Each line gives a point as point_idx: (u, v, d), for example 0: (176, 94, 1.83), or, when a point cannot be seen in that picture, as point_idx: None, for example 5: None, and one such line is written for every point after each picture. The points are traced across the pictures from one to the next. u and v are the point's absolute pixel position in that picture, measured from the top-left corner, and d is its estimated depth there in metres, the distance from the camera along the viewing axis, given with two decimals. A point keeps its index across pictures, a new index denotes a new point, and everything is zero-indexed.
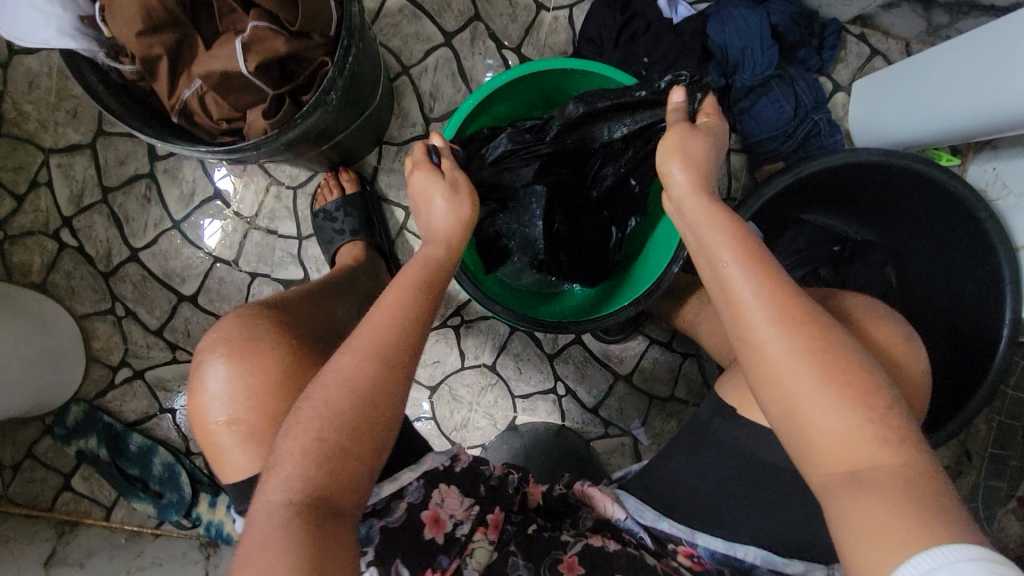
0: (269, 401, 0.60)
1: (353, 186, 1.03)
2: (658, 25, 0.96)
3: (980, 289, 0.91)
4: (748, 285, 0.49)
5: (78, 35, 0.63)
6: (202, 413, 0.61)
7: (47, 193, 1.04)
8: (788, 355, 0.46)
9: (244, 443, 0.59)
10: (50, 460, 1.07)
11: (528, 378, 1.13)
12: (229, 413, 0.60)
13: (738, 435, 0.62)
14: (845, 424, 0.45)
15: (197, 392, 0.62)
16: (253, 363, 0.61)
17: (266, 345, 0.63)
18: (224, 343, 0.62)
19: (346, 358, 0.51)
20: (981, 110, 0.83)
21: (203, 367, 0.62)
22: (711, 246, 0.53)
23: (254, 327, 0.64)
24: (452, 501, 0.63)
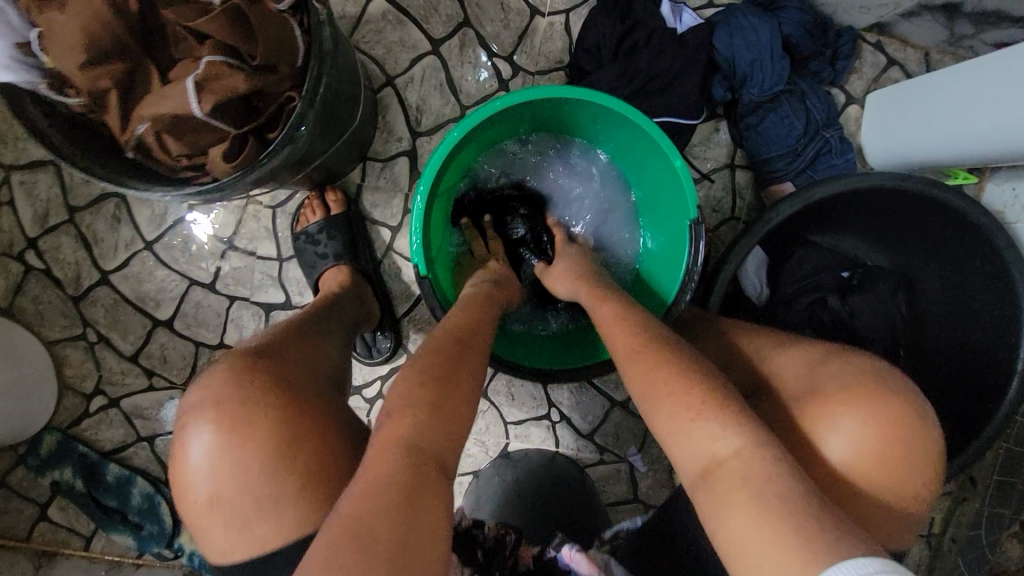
0: (254, 481, 0.51)
1: (338, 207, 0.97)
2: (660, 34, 0.89)
3: (996, 320, 0.86)
4: (706, 421, 0.51)
5: (16, 65, 0.56)
6: (184, 485, 0.53)
7: (10, 213, 0.98)
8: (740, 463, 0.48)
9: (232, 517, 0.51)
10: (26, 490, 1.03)
11: (521, 403, 1.09)
12: (217, 484, 0.51)
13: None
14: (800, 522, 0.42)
15: (178, 464, 0.54)
16: (247, 425, 0.52)
17: (252, 406, 0.53)
18: (211, 406, 0.53)
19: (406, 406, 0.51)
20: (1007, 135, 0.77)
21: (185, 434, 0.53)
22: (643, 380, 0.57)
23: (248, 379, 0.54)
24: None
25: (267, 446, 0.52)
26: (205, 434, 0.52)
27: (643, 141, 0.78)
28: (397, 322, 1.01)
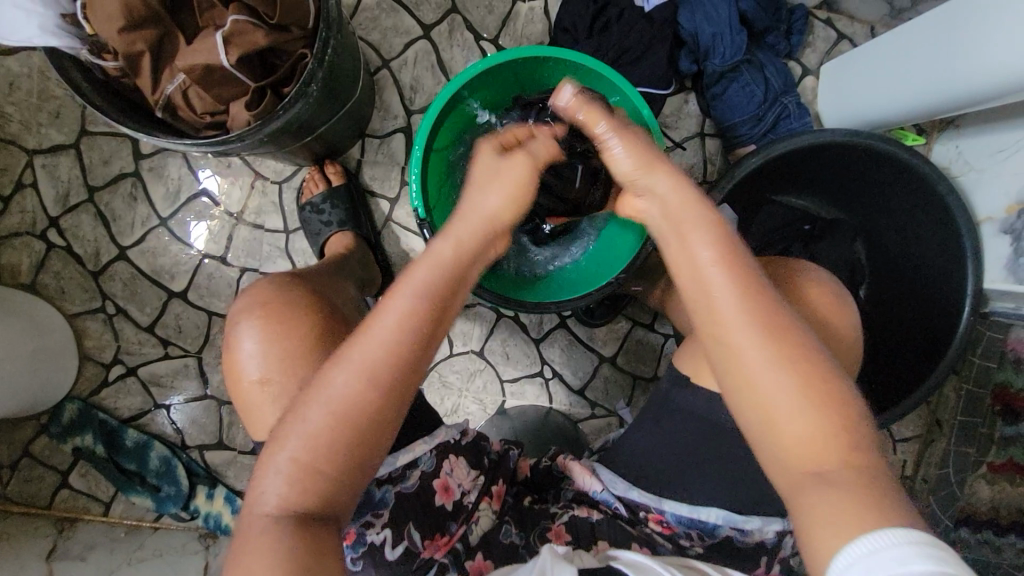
0: (296, 361, 0.62)
1: (340, 179, 1.04)
2: (630, 13, 0.99)
3: (945, 263, 0.95)
4: (728, 291, 0.53)
5: (61, 32, 0.64)
6: (233, 370, 0.64)
7: (33, 194, 1.05)
8: (753, 347, 0.51)
9: (273, 403, 0.62)
10: (47, 458, 1.08)
11: (515, 362, 1.16)
12: (261, 373, 0.63)
13: (697, 401, 0.68)
14: (813, 419, 0.49)
15: (231, 356, 0.65)
16: (279, 334, 0.63)
17: (293, 308, 0.65)
18: (257, 307, 0.65)
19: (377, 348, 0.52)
20: (942, 89, 0.86)
21: (236, 329, 0.65)
22: (691, 252, 0.57)
23: (282, 295, 0.67)
24: (461, 472, 0.67)
25: (304, 342, 0.63)
26: (253, 330, 0.64)
27: (614, 97, 0.87)
28: None
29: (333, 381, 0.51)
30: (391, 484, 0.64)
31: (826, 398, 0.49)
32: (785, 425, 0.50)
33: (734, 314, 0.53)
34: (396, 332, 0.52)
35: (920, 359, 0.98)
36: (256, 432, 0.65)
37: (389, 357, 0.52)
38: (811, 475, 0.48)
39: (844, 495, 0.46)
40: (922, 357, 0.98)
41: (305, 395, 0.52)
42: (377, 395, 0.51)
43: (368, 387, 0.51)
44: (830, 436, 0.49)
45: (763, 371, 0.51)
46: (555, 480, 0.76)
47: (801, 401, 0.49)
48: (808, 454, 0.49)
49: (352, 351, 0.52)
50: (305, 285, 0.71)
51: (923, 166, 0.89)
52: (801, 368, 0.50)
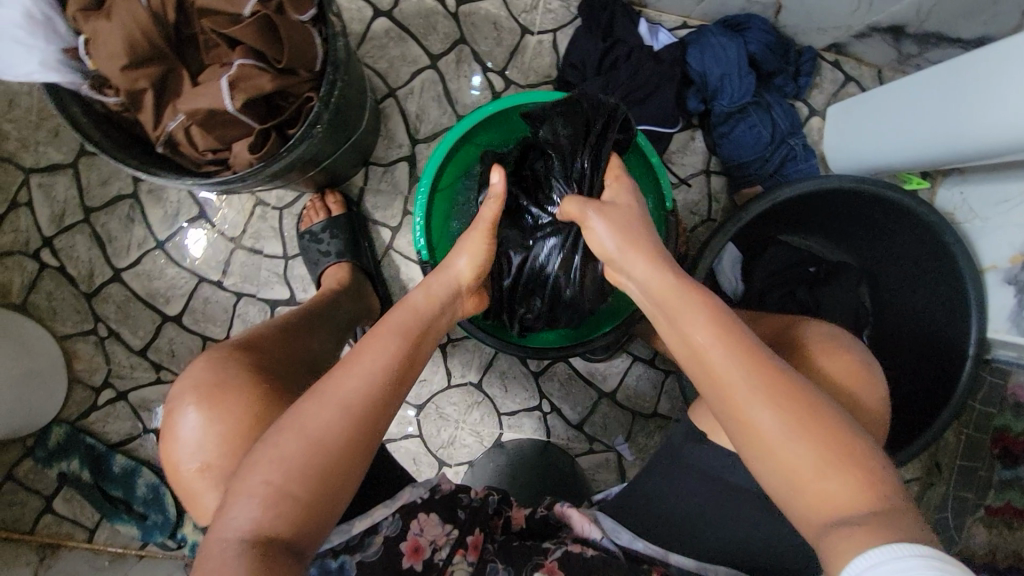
0: (240, 438, 0.60)
1: (340, 208, 1.03)
2: (639, 51, 0.99)
3: (949, 313, 0.94)
4: (727, 357, 0.53)
5: (62, 68, 0.63)
6: (174, 456, 0.62)
7: (28, 214, 1.04)
8: (772, 420, 0.50)
9: (216, 488, 0.59)
10: (31, 483, 1.05)
11: (513, 396, 1.14)
12: (202, 460, 0.60)
13: (708, 458, 0.65)
14: (844, 482, 0.47)
15: (170, 438, 0.63)
16: (222, 407, 0.61)
17: (231, 382, 0.63)
18: (195, 389, 0.63)
19: (350, 381, 0.52)
20: (954, 139, 0.85)
21: (177, 414, 0.63)
22: (686, 321, 0.57)
23: (224, 370, 0.65)
24: (433, 530, 0.64)
25: (247, 417, 0.61)
26: (194, 411, 0.62)
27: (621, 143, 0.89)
28: None
29: (311, 413, 0.50)
30: (350, 553, 0.62)
31: (838, 450, 0.48)
32: (813, 482, 0.48)
33: (734, 373, 0.52)
34: (368, 371, 0.53)
35: (927, 406, 0.96)
36: (201, 519, 0.62)
37: (367, 394, 0.52)
38: (839, 525, 0.46)
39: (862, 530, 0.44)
40: (926, 406, 0.96)
41: (285, 424, 0.50)
42: (354, 427, 0.50)
43: (345, 419, 0.50)
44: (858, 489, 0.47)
45: (782, 442, 0.49)
46: (552, 530, 0.71)
47: (827, 462, 0.48)
48: (838, 507, 0.47)
49: (337, 386, 0.52)
50: (250, 355, 0.69)
51: (932, 217, 0.89)
52: (820, 431, 0.49)
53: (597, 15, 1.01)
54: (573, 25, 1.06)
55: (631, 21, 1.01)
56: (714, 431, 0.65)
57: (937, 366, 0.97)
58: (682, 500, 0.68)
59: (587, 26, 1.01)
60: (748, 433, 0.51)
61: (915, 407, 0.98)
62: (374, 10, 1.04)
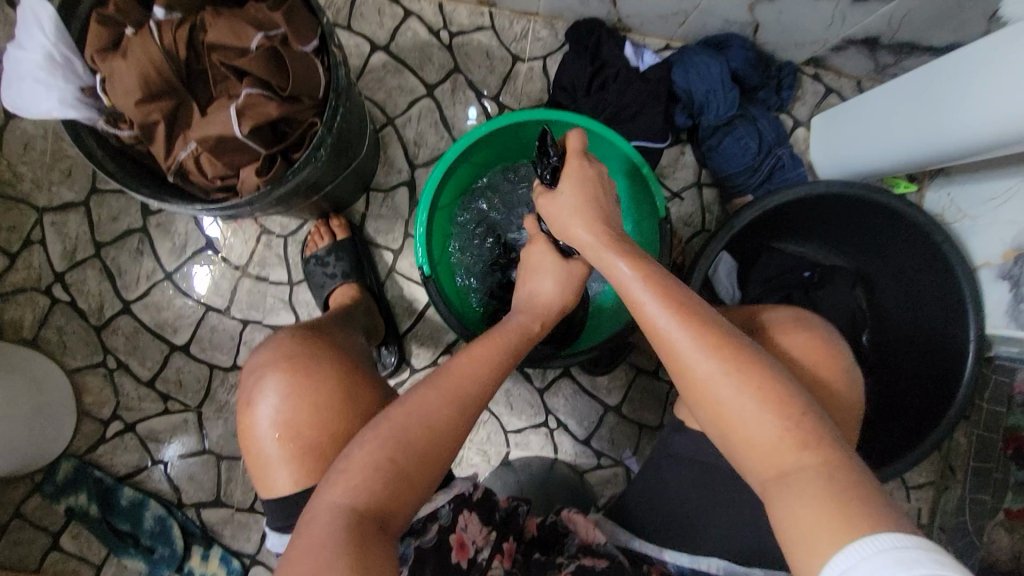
0: (326, 416, 0.63)
1: (344, 232, 1.06)
2: (626, 71, 1.03)
3: (948, 309, 0.95)
4: (656, 306, 0.56)
5: (79, 105, 0.67)
6: (252, 428, 0.65)
7: (40, 250, 1.06)
8: (695, 355, 0.52)
9: (296, 461, 0.62)
10: (38, 520, 1.05)
11: (520, 412, 1.14)
12: (286, 428, 0.63)
13: (688, 446, 0.69)
14: (775, 428, 0.48)
15: (248, 407, 0.66)
16: (309, 381, 0.65)
17: (317, 359, 0.67)
18: (287, 359, 0.67)
19: (462, 375, 0.58)
20: (929, 139, 0.88)
21: (260, 383, 0.66)
22: (614, 273, 0.61)
23: (312, 348, 0.69)
24: (474, 528, 0.64)
25: (333, 393, 0.65)
26: (274, 386, 0.65)
27: (612, 154, 0.91)
28: (400, 337, 1.08)
29: (425, 396, 0.55)
30: (413, 537, 0.61)
31: (779, 402, 0.49)
32: (750, 437, 0.49)
33: (670, 324, 0.54)
34: (475, 364, 0.59)
35: (929, 407, 0.96)
36: (270, 492, 0.63)
37: (470, 388, 0.57)
38: (782, 481, 0.47)
39: (812, 493, 0.45)
40: (930, 408, 0.96)
41: (398, 404, 0.54)
42: (458, 416, 0.55)
43: (457, 408, 0.55)
44: (806, 451, 0.47)
45: (724, 394, 0.50)
46: (561, 537, 0.71)
47: (761, 407, 0.49)
48: (779, 461, 0.48)
49: (445, 372, 0.58)
50: (323, 338, 0.72)
51: (904, 207, 0.91)
52: (758, 379, 0.50)
53: (583, 40, 1.06)
54: (561, 51, 1.11)
55: (617, 45, 1.05)
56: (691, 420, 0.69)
57: (936, 364, 0.98)
58: (672, 504, 0.69)
59: (575, 51, 1.05)
60: (686, 384, 0.53)
61: (920, 412, 0.98)
62: (372, 45, 1.10)
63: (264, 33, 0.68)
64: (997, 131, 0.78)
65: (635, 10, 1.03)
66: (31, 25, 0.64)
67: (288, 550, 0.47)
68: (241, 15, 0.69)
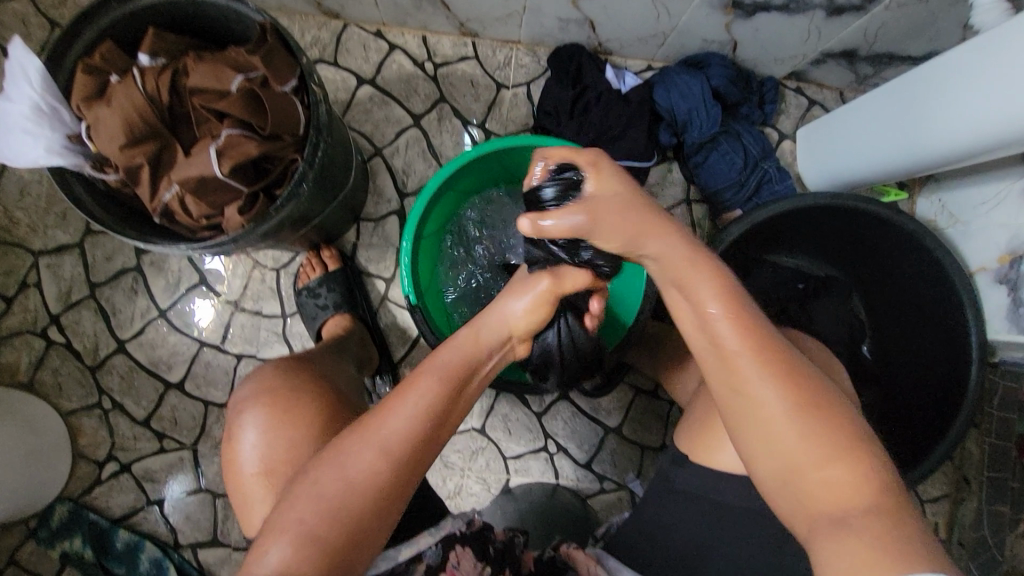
0: (304, 449, 0.62)
1: (335, 263, 1.06)
2: (608, 93, 1.04)
3: (946, 319, 0.94)
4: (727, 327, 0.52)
5: (66, 152, 0.68)
6: (235, 462, 0.65)
7: (36, 293, 1.07)
8: (773, 399, 0.50)
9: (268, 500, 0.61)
10: (34, 566, 1.03)
11: (518, 438, 1.12)
12: (262, 464, 0.63)
13: (691, 480, 0.65)
14: (845, 471, 0.47)
15: (232, 441, 0.66)
16: (285, 415, 0.64)
17: (299, 392, 0.67)
18: (268, 391, 0.67)
19: (393, 423, 0.53)
20: (914, 149, 0.89)
21: (241, 417, 0.66)
22: (693, 287, 0.55)
23: (291, 380, 0.69)
24: (468, 565, 0.62)
25: (312, 426, 0.64)
26: (256, 421, 0.65)
27: None
28: (394, 365, 1.08)
29: (354, 454, 0.51)
30: None
31: (840, 440, 0.48)
32: (808, 477, 0.49)
33: (744, 357, 0.51)
34: (416, 408, 0.54)
35: (935, 421, 0.94)
36: (249, 528, 0.64)
37: (404, 437, 0.53)
38: (836, 523, 0.47)
39: (868, 541, 0.44)
40: (936, 415, 0.94)
41: (320, 468, 0.51)
42: (390, 469, 0.51)
43: (389, 461, 0.52)
44: (868, 489, 0.47)
45: (785, 432, 0.49)
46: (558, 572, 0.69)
47: (814, 448, 0.48)
48: (835, 502, 0.47)
49: (380, 421, 0.53)
50: (310, 371, 0.73)
51: (901, 220, 0.90)
52: (822, 419, 0.49)
53: (564, 65, 1.07)
54: (544, 76, 1.13)
55: (597, 69, 1.07)
56: (698, 454, 0.64)
57: (941, 369, 0.96)
58: (665, 529, 0.67)
59: (557, 76, 1.07)
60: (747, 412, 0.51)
61: (926, 421, 0.96)
62: (358, 79, 1.12)
63: (243, 76, 0.69)
64: (983, 139, 0.78)
65: (614, 34, 1.05)
66: (18, 77, 0.66)
67: None
68: (222, 59, 0.71)
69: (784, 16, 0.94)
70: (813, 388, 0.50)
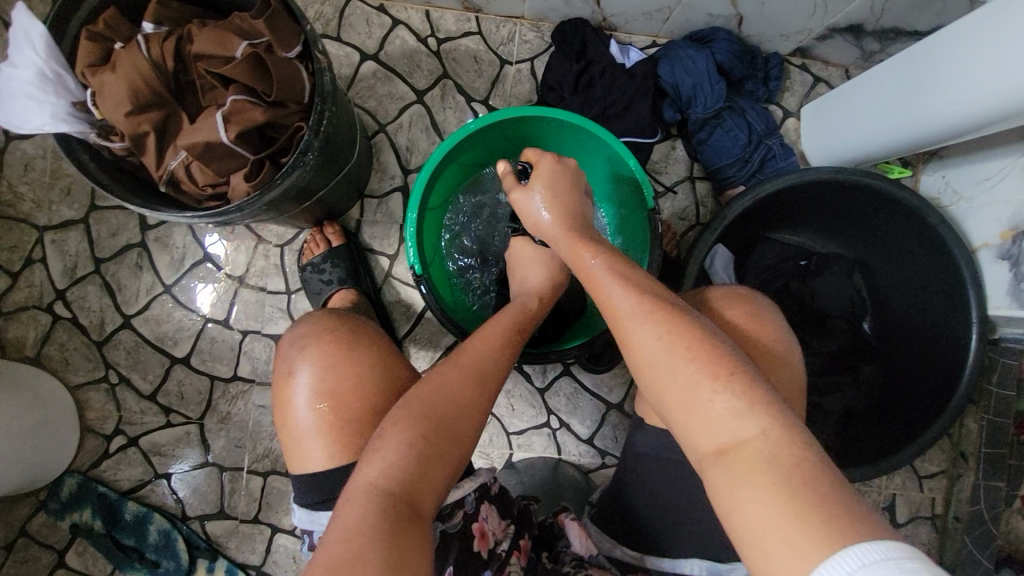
0: (366, 386, 0.64)
1: (339, 239, 1.06)
2: (612, 69, 1.04)
3: (948, 296, 0.94)
4: (619, 292, 0.55)
5: (71, 120, 0.69)
6: (289, 400, 0.64)
7: (41, 269, 1.08)
8: (662, 353, 0.49)
9: (330, 434, 0.62)
10: (45, 537, 1.05)
11: (521, 413, 1.13)
12: (324, 400, 0.63)
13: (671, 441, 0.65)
14: (738, 417, 0.45)
15: (285, 380, 0.66)
16: (348, 358, 0.65)
17: (358, 334, 0.69)
18: (323, 334, 0.68)
19: (479, 358, 0.61)
20: (917, 123, 0.88)
21: (295, 358, 0.66)
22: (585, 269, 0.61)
23: (347, 326, 0.70)
24: (495, 520, 0.64)
25: (378, 368, 0.66)
26: (313, 360, 0.65)
27: (603, 151, 0.91)
28: (399, 341, 1.08)
29: (456, 376, 0.58)
30: (440, 521, 0.59)
31: (732, 387, 0.46)
32: (712, 428, 0.46)
33: (631, 319, 0.52)
34: (495, 349, 0.63)
35: (935, 396, 0.95)
36: (303, 466, 0.63)
37: (494, 369, 0.60)
38: (732, 474, 0.43)
39: (771, 488, 0.41)
40: (936, 392, 0.95)
41: (420, 389, 0.56)
42: (483, 394, 0.58)
43: (483, 387, 0.58)
44: (766, 436, 0.44)
45: (681, 384, 0.48)
46: (553, 539, 0.71)
47: (713, 396, 0.46)
48: (734, 453, 0.44)
49: (471, 354, 0.61)
50: (357, 320, 0.73)
51: (898, 192, 0.90)
52: (715, 367, 0.47)
53: (569, 40, 1.06)
54: (548, 52, 1.12)
55: (602, 44, 1.06)
56: (651, 419, 0.66)
57: (942, 347, 0.96)
58: None
59: (561, 51, 1.06)
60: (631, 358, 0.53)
61: (929, 395, 0.96)
62: (361, 54, 1.11)
63: (248, 42, 0.69)
64: (986, 112, 0.78)
65: (619, 8, 1.04)
66: (23, 43, 0.66)
67: (320, 548, 0.45)
68: (225, 26, 0.70)
69: None
70: (708, 340, 0.49)
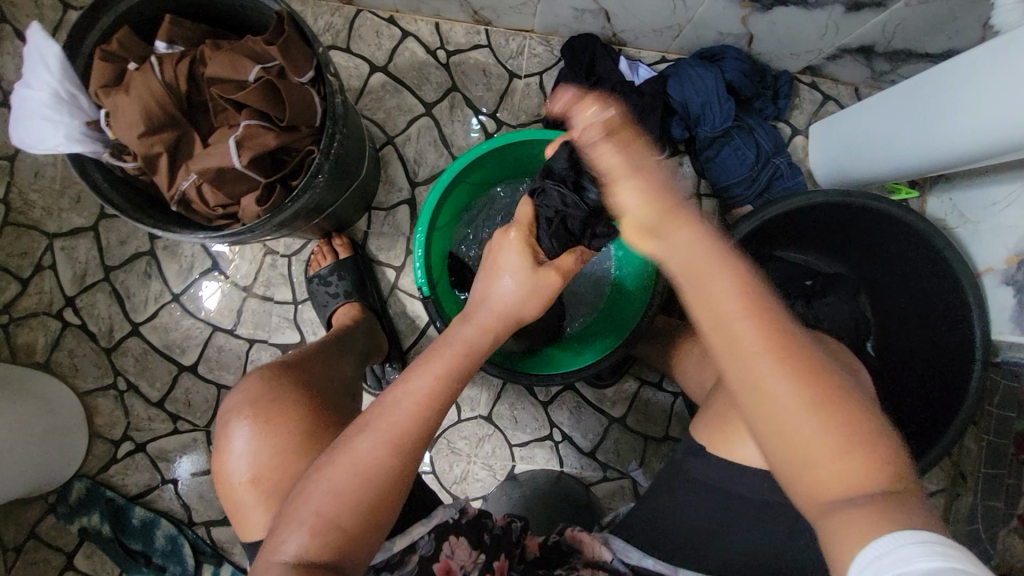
0: (289, 458, 0.65)
1: (346, 251, 1.07)
2: (621, 86, 1.04)
3: (952, 316, 0.94)
4: (745, 318, 0.50)
5: (85, 139, 0.69)
6: (224, 470, 0.67)
7: (51, 275, 1.09)
8: (787, 392, 0.48)
9: (263, 503, 0.64)
10: (53, 540, 1.06)
11: (523, 426, 1.14)
12: (252, 473, 0.65)
13: (711, 471, 0.66)
14: (849, 456, 0.47)
15: (222, 450, 0.68)
16: (276, 425, 0.67)
17: (282, 401, 0.69)
18: (250, 404, 0.69)
19: (389, 417, 0.56)
20: (922, 150, 0.89)
21: (229, 428, 0.68)
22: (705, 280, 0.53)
23: (278, 391, 0.70)
24: (463, 553, 0.66)
25: (297, 437, 0.67)
26: (243, 429, 0.67)
27: None
28: (404, 354, 1.09)
29: (359, 445, 0.55)
30: (388, 572, 0.64)
31: (850, 431, 0.47)
32: (821, 463, 0.48)
33: (756, 350, 0.49)
34: (417, 404, 0.58)
35: (938, 413, 0.95)
36: (247, 535, 0.66)
37: (406, 428, 0.56)
38: (838, 503, 0.46)
39: (871, 518, 0.44)
40: (932, 412, 0.97)
41: (325, 462, 0.55)
42: (391, 457, 0.55)
43: (393, 450, 0.55)
44: (877, 475, 0.46)
45: (796, 419, 0.48)
46: (564, 555, 0.71)
47: (826, 436, 0.47)
48: (839, 486, 0.47)
49: (378, 414, 0.57)
50: (294, 376, 0.74)
51: (907, 217, 0.90)
52: (837, 414, 0.48)
53: (578, 56, 1.06)
54: (557, 67, 1.12)
55: (611, 60, 1.06)
56: (716, 445, 0.66)
57: (943, 366, 0.97)
58: (673, 522, 0.69)
59: (570, 66, 1.06)
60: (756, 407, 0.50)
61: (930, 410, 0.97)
62: (370, 66, 1.11)
63: (261, 66, 0.70)
64: (991, 142, 0.79)
65: (628, 25, 1.04)
66: (38, 64, 0.67)
67: None
68: (240, 48, 0.70)
69: (802, 11, 0.93)
70: (830, 385, 0.49)
